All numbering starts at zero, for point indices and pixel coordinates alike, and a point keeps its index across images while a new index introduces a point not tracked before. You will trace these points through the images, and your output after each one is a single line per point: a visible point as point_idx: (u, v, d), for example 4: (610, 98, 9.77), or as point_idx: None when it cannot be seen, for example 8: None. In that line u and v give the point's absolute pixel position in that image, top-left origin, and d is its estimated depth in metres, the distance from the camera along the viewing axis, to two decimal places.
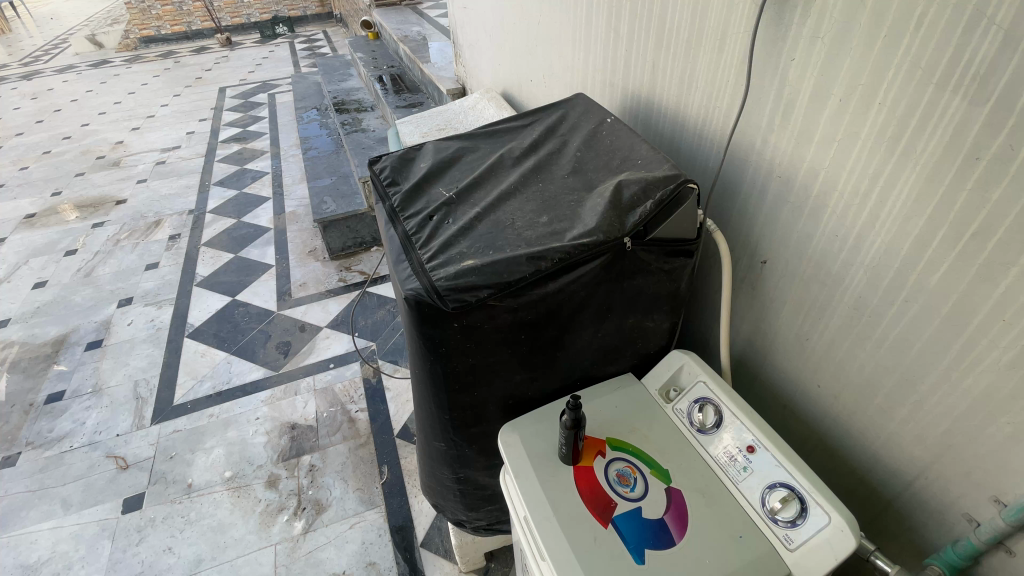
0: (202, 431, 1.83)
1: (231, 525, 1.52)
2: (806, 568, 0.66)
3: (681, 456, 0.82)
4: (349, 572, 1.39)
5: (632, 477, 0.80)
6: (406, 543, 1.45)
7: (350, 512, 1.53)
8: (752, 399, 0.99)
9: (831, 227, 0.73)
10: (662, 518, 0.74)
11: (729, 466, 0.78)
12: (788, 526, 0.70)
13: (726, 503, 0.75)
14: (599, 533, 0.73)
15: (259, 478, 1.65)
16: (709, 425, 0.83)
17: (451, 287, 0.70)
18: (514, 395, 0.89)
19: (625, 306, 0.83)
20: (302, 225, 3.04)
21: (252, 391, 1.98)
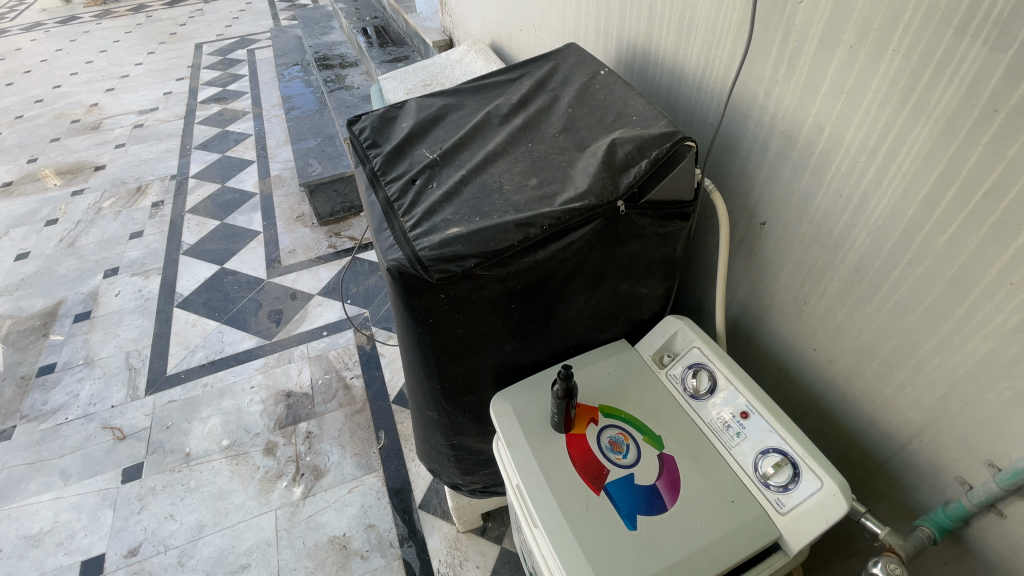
0: (197, 401, 1.83)
1: (231, 491, 1.54)
2: (797, 532, 0.67)
3: (674, 422, 0.81)
4: (349, 534, 1.42)
5: (625, 444, 0.79)
6: (404, 505, 1.48)
7: (348, 477, 1.55)
8: (746, 362, 0.98)
9: (834, 186, 0.70)
10: (654, 485, 0.74)
11: (722, 432, 0.78)
12: (780, 491, 0.70)
13: (718, 468, 0.75)
14: (591, 501, 0.73)
15: (257, 445, 1.66)
16: (702, 391, 0.81)
17: (436, 257, 0.67)
18: (506, 364, 0.88)
19: (618, 272, 0.80)
20: (289, 189, 2.96)
21: (246, 360, 1.97)
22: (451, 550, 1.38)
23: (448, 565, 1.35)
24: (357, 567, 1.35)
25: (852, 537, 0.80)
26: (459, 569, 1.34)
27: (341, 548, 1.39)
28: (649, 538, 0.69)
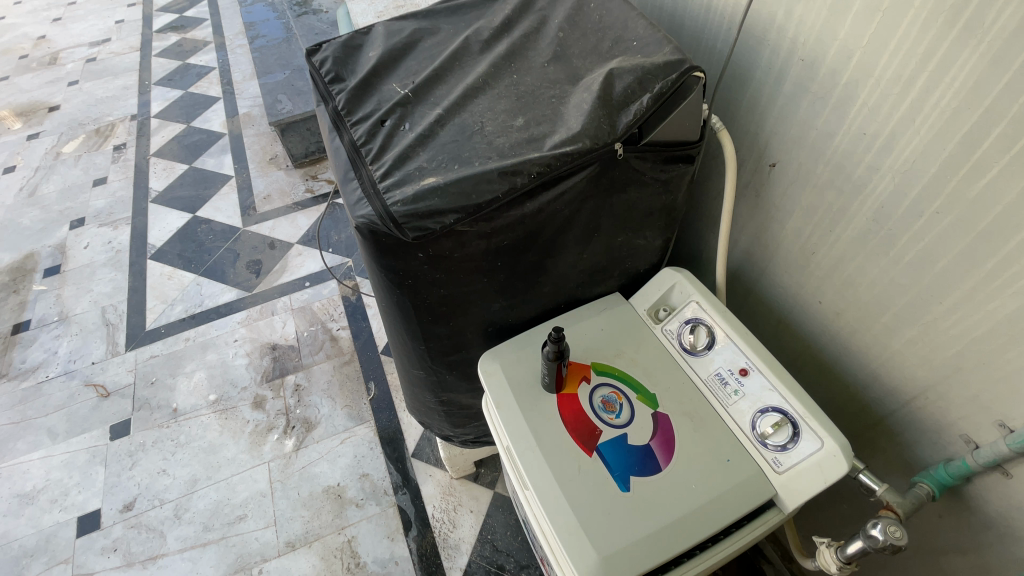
0: (180, 356, 1.79)
1: (223, 446, 1.53)
2: (794, 490, 0.65)
3: (670, 380, 0.77)
4: (344, 484, 1.43)
5: (618, 403, 0.76)
6: (397, 454, 1.49)
7: (340, 428, 1.55)
8: (744, 312, 0.94)
9: (858, 123, 0.62)
10: (648, 445, 0.72)
11: (719, 390, 0.74)
12: (778, 450, 0.68)
13: (714, 426, 0.72)
14: (583, 463, 0.71)
15: (245, 399, 1.64)
16: (699, 347, 0.77)
17: (410, 212, 0.60)
18: (493, 322, 0.82)
19: (614, 223, 0.73)
20: (260, 129, 2.76)
21: (227, 313, 1.91)
22: (445, 497, 1.40)
23: (443, 511, 1.38)
24: (353, 515, 1.38)
25: (843, 487, 0.80)
26: (453, 514, 1.37)
27: (337, 498, 1.41)
28: (642, 499, 0.67)
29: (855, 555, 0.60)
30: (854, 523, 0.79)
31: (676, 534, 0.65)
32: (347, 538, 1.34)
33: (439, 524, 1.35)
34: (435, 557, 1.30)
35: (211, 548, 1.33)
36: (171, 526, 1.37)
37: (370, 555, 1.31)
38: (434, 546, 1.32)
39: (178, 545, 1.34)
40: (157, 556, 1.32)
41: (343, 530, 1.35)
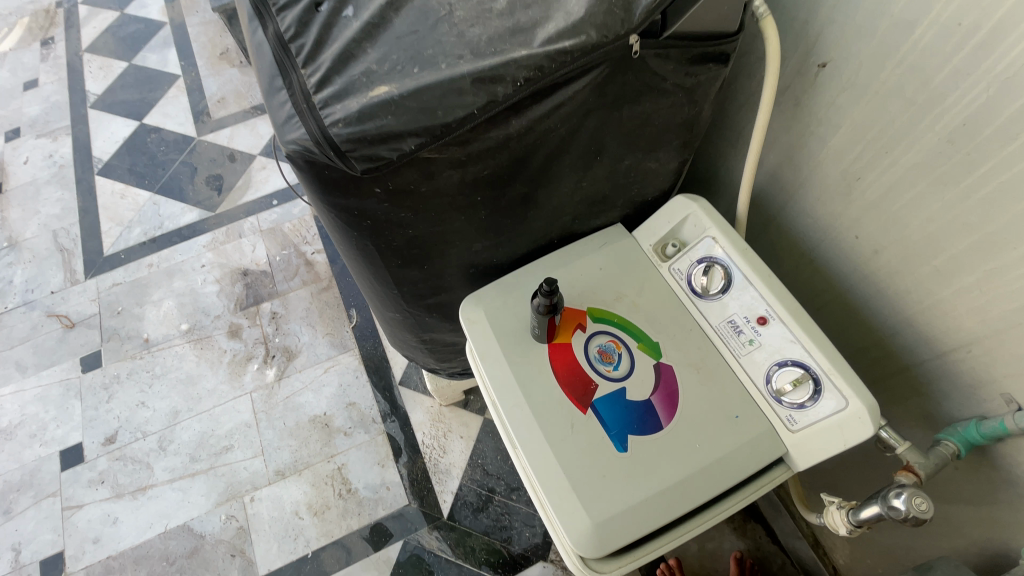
0: (145, 283, 1.67)
1: (201, 377, 1.47)
2: (806, 451, 0.59)
3: (677, 327, 0.68)
4: (330, 413, 1.39)
5: (617, 354, 0.67)
6: (384, 383, 1.43)
7: (323, 357, 1.48)
8: (763, 241, 0.83)
9: (956, 6, 0.46)
10: (649, 400, 0.64)
11: (732, 339, 0.65)
12: (793, 408, 0.60)
13: (724, 379, 0.64)
14: (577, 421, 0.63)
15: (220, 329, 1.55)
16: (712, 291, 0.67)
17: (358, 136, 0.46)
18: (475, 262, 0.71)
19: (620, 143, 0.59)
20: (206, 16, 2.37)
21: (191, 235, 1.75)
22: (434, 424, 1.38)
23: (433, 437, 1.36)
24: (341, 444, 1.35)
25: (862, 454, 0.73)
26: (443, 440, 1.35)
27: (324, 427, 1.38)
28: (641, 460, 0.61)
29: (869, 520, 0.56)
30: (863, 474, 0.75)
31: (675, 497, 0.60)
32: (336, 466, 1.33)
33: (429, 450, 1.34)
34: (426, 482, 1.31)
35: (201, 478, 1.32)
36: (157, 458, 1.35)
37: (361, 481, 1.31)
38: (424, 472, 1.32)
39: (166, 476, 1.33)
40: (147, 487, 1.32)
41: (332, 458, 1.34)
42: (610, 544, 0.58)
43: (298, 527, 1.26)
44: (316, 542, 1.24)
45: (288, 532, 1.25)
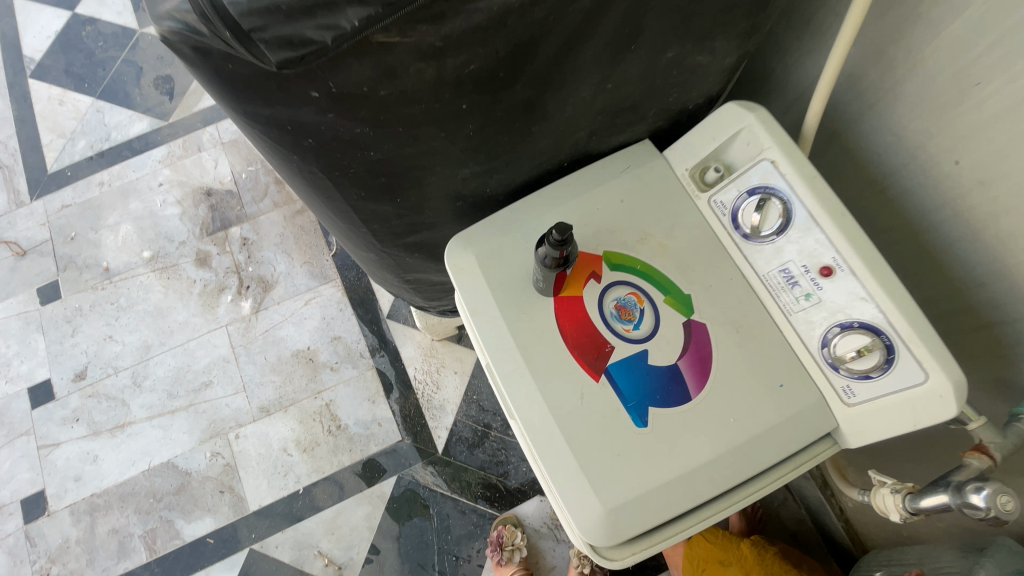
0: (98, 205, 1.49)
1: (171, 309, 1.35)
2: (864, 428, 0.49)
3: (713, 276, 0.55)
4: (314, 347, 1.29)
5: (639, 310, 0.55)
6: (370, 316, 1.31)
7: (302, 288, 1.34)
8: (825, 161, 0.67)
9: None
10: (676, 365, 0.53)
11: (784, 292, 0.53)
12: (854, 378, 0.49)
13: (769, 340, 0.53)
14: (587, 391, 0.52)
15: (186, 257, 1.41)
16: (765, 231, 0.53)
17: (266, 4, 0.29)
18: (464, 192, 0.56)
19: (661, 27, 0.42)
20: None
21: (143, 149, 1.54)
22: (427, 358, 1.28)
23: (425, 373, 1.27)
24: (328, 379, 1.26)
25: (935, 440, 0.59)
26: (436, 376, 1.26)
27: (309, 362, 1.28)
28: (664, 437, 0.51)
29: (931, 509, 0.47)
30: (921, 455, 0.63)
31: (703, 480, 0.50)
32: (324, 403, 1.24)
33: (422, 386, 1.25)
34: (419, 418, 1.23)
35: (181, 415, 1.25)
36: (132, 395, 1.28)
37: (351, 417, 1.23)
38: (417, 408, 1.24)
39: (144, 413, 1.26)
40: (125, 424, 1.25)
41: (319, 394, 1.25)
42: (625, 532, 0.50)
43: (287, 464, 1.21)
44: (307, 478, 1.20)
45: (278, 469, 1.21)
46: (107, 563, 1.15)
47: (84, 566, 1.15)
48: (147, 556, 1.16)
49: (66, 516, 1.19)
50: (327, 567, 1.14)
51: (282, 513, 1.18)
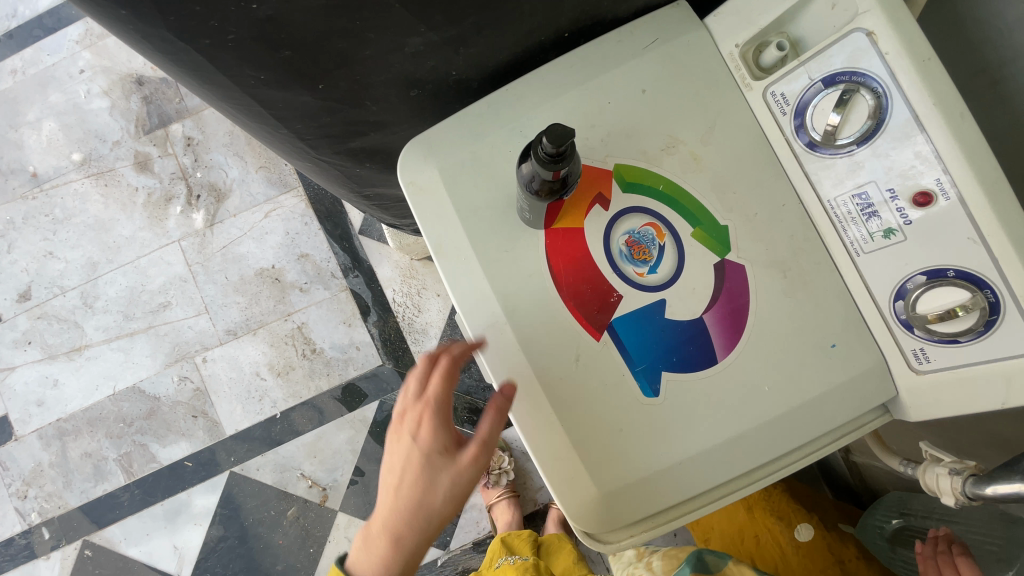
0: (14, 98, 1.25)
1: (114, 222, 1.19)
2: (933, 403, 0.38)
3: (758, 200, 0.42)
4: (280, 266, 1.14)
5: (657, 248, 0.42)
6: (340, 232, 1.15)
7: (261, 199, 1.16)
8: (934, 35, 0.48)
9: None
10: (701, 320, 0.41)
11: (853, 224, 0.39)
12: (932, 341, 0.38)
13: (823, 286, 0.41)
14: (585, 352, 0.41)
15: (124, 160, 1.20)
16: (842, 137, 0.38)
17: None
18: (419, 76, 0.42)
19: None
20: None
21: (57, 27, 1.26)
22: (406, 280, 1.13)
23: (405, 295, 1.13)
24: (297, 301, 1.13)
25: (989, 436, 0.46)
26: (417, 299, 1.13)
27: (275, 282, 1.13)
28: (678, 409, 0.41)
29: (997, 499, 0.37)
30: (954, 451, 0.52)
31: (723, 459, 0.41)
32: (295, 325, 1.12)
33: (402, 309, 1.12)
34: (400, 342, 1.12)
35: (141, 338, 1.15)
36: (85, 317, 1.16)
37: (326, 341, 1.11)
38: (398, 332, 1.12)
39: (100, 336, 1.16)
40: (81, 347, 1.15)
41: (290, 316, 1.12)
42: (622, 517, 0.41)
43: (261, 388, 1.11)
44: (284, 403, 1.11)
45: (251, 393, 1.12)
46: (85, 486, 1.12)
47: (62, 489, 1.12)
48: (125, 479, 1.12)
49: (34, 441, 1.14)
50: (311, 489, 1.09)
51: (260, 437, 1.11)
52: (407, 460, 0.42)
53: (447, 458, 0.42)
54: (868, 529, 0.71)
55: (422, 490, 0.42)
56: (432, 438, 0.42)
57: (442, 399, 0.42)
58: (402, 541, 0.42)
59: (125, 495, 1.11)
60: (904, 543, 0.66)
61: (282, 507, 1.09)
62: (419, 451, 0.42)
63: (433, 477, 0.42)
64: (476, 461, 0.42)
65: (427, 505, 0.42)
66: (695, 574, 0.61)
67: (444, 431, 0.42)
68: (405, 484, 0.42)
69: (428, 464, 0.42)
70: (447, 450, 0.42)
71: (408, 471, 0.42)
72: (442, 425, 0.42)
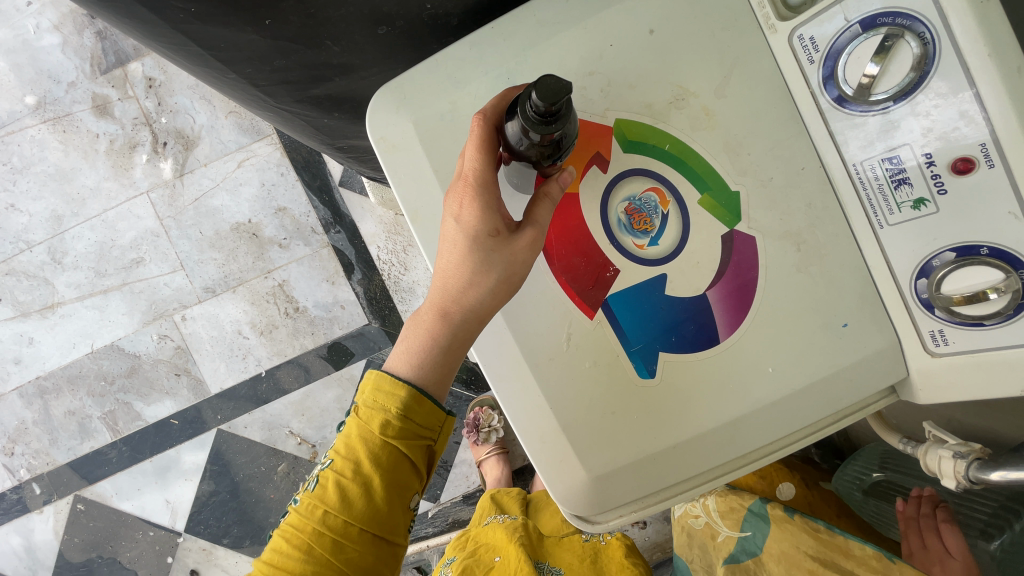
0: None
1: (76, 171, 1.04)
2: (947, 387, 0.36)
3: (774, 163, 0.37)
4: (256, 220, 1.02)
5: (660, 217, 0.38)
6: (320, 183, 1.03)
7: (231, 146, 1.03)
8: None
9: None
10: (703, 296, 0.38)
11: (880, 192, 0.35)
12: (953, 323, 0.34)
13: (840, 259, 0.37)
14: (577, 329, 0.38)
15: (81, 103, 1.03)
16: (878, 92, 0.33)
17: None
18: (388, 10, 0.39)
19: None
20: None
21: None
22: (391, 236, 1.03)
23: (390, 253, 1.03)
24: (277, 258, 1.02)
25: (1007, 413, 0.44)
26: (403, 256, 1.03)
27: (252, 238, 1.02)
28: (675, 391, 0.38)
29: (1002, 484, 0.35)
30: (963, 430, 0.50)
31: (719, 443, 0.38)
32: (277, 283, 1.02)
33: (387, 267, 1.02)
34: (387, 300, 1.02)
35: (116, 296, 1.03)
36: (55, 273, 1.04)
37: (309, 299, 1.02)
38: (384, 290, 1.02)
39: (73, 293, 1.04)
40: (54, 305, 1.04)
41: (270, 274, 1.02)
42: (613, 499, 0.39)
43: (244, 346, 1.03)
44: (269, 362, 1.03)
45: (233, 351, 1.03)
46: (71, 443, 1.05)
47: (48, 446, 1.05)
48: (111, 436, 1.04)
49: (15, 399, 1.05)
50: (301, 446, 1.02)
51: (247, 395, 1.03)
52: (450, 239, 0.37)
53: (498, 239, 0.36)
54: (845, 479, 0.67)
55: (470, 271, 0.37)
56: (477, 214, 0.36)
57: (492, 169, 0.35)
58: (446, 333, 0.39)
59: (112, 451, 1.04)
60: (884, 497, 0.63)
61: (272, 463, 1.03)
62: (463, 231, 0.36)
63: (480, 261, 0.36)
64: (532, 243, 0.36)
65: (472, 291, 0.37)
66: (772, 542, 0.56)
67: (492, 208, 0.36)
68: (451, 267, 0.37)
69: (473, 247, 0.36)
70: (495, 230, 0.36)
71: (453, 253, 0.37)
72: (491, 200, 0.36)
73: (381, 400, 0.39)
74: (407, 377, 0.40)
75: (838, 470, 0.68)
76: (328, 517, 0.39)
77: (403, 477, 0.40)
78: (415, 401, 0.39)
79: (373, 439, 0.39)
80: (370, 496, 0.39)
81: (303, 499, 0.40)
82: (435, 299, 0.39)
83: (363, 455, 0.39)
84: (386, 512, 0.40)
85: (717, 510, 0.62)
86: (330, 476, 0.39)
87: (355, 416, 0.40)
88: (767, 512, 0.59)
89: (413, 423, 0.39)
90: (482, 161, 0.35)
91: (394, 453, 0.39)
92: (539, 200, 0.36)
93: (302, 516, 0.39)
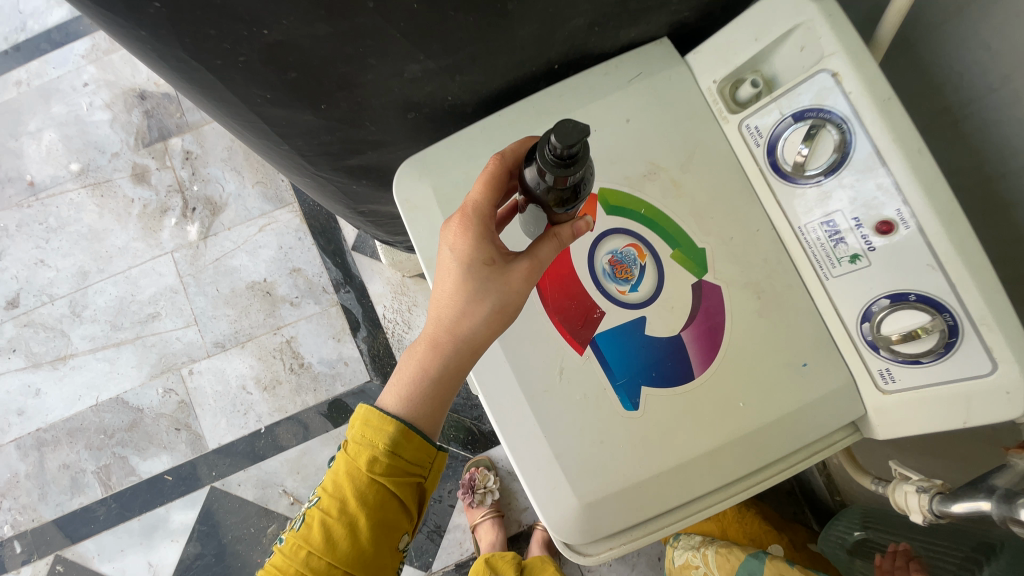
0: (15, 107, 1.18)
1: (107, 231, 1.12)
2: (898, 421, 0.40)
3: (733, 225, 0.44)
4: (271, 280, 1.09)
5: (638, 268, 0.44)
6: (334, 247, 1.11)
7: (255, 213, 1.12)
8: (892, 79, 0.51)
9: None
10: (679, 337, 0.43)
11: (823, 249, 0.42)
12: (895, 360, 0.39)
13: (793, 305, 0.43)
14: (568, 364, 0.43)
15: (122, 171, 1.14)
16: (812, 167, 0.41)
17: None
18: (417, 100, 0.48)
19: None
20: None
21: (65, 42, 1.19)
22: (397, 296, 1.09)
23: (395, 312, 1.08)
24: (288, 315, 1.08)
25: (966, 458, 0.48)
26: (408, 315, 1.08)
27: (266, 296, 1.09)
28: (654, 422, 0.42)
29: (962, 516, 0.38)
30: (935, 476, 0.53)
31: (700, 473, 0.42)
32: (285, 339, 1.07)
33: (392, 325, 1.08)
34: (389, 358, 1.06)
35: (128, 348, 1.07)
36: (72, 326, 1.09)
37: (314, 355, 1.06)
38: (387, 348, 1.07)
39: (86, 345, 1.08)
40: (66, 356, 1.08)
41: (279, 330, 1.07)
42: (602, 529, 0.42)
43: (246, 402, 1.05)
44: (269, 418, 1.05)
45: (236, 407, 1.05)
46: (61, 498, 1.03)
47: (36, 501, 1.04)
48: (102, 492, 1.03)
49: (11, 451, 1.06)
50: (293, 506, 1.01)
51: (244, 451, 1.04)
52: (448, 269, 0.41)
53: (493, 268, 0.41)
54: (831, 542, 0.67)
55: (467, 298, 0.41)
56: (475, 247, 0.40)
57: (491, 209, 0.41)
58: (441, 358, 0.42)
59: (101, 508, 1.03)
60: (864, 555, 0.62)
61: (262, 524, 1.01)
62: (460, 259, 0.40)
63: (476, 289, 0.41)
64: (526, 274, 0.41)
65: (469, 317, 0.41)
66: None
67: (488, 242, 0.40)
68: (447, 296, 0.41)
69: (469, 274, 0.40)
70: (491, 261, 0.41)
71: (450, 282, 0.41)
72: (487, 235, 0.41)
73: (368, 436, 0.43)
74: (396, 413, 0.43)
75: (824, 534, 0.69)
76: (312, 559, 0.42)
77: (390, 515, 0.43)
78: (403, 435, 0.43)
79: (359, 477, 0.43)
80: (355, 538, 0.42)
81: (290, 540, 0.43)
82: (431, 325, 0.43)
83: (349, 494, 0.42)
84: (371, 552, 0.43)
85: (715, 560, 0.63)
86: (317, 516, 0.43)
87: (344, 452, 0.44)
88: (764, 562, 0.59)
89: (400, 459, 0.43)
90: (484, 199, 0.40)
91: (380, 492, 0.43)
92: (545, 239, 0.40)
93: (287, 557, 0.42)
